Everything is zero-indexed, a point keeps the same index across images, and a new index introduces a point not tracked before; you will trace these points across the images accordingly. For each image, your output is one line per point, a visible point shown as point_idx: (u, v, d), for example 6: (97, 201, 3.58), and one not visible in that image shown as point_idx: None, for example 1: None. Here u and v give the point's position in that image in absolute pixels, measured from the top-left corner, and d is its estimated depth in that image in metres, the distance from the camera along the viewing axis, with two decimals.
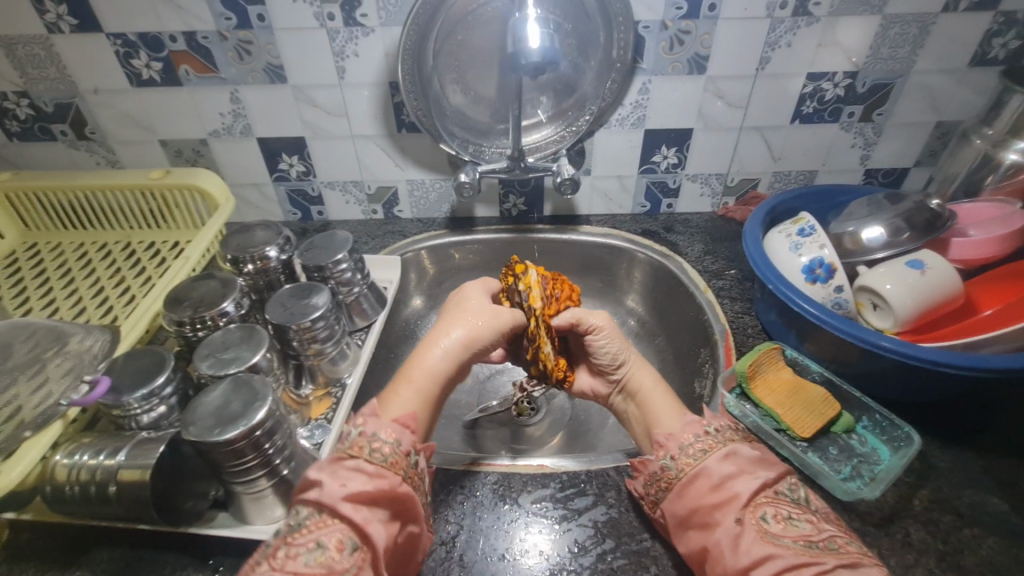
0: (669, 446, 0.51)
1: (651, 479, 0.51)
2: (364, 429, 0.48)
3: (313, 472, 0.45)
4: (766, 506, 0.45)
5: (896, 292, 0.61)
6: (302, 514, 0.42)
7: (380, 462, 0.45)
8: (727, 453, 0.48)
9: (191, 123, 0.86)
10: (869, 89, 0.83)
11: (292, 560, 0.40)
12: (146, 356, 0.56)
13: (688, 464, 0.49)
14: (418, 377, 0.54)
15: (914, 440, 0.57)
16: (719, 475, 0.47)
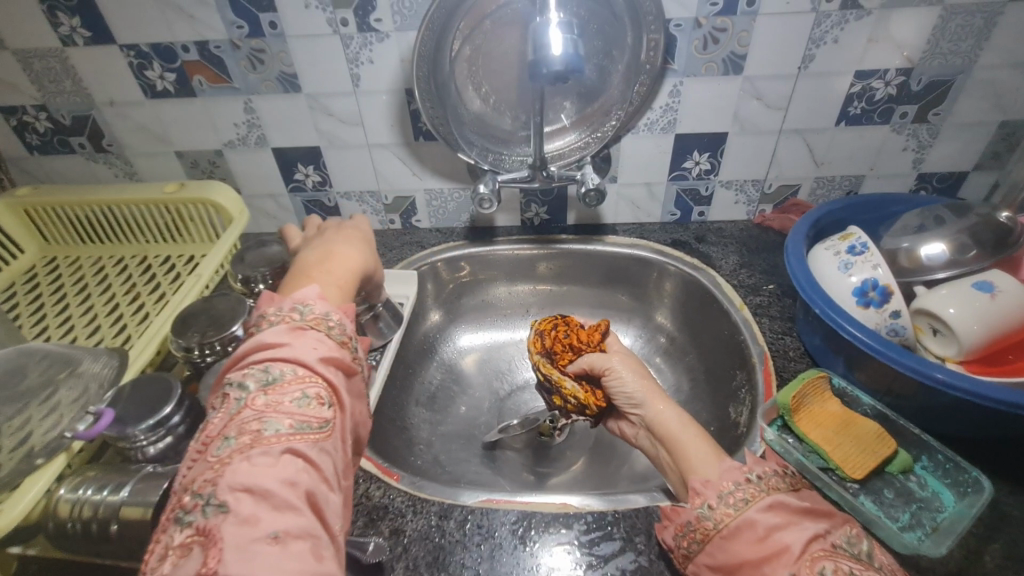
0: (705, 495, 0.46)
1: (683, 531, 0.47)
2: (314, 308, 0.46)
3: (272, 335, 0.42)
4: (825, 561, 0.39)
5: (959, 317, 0.55)
6: (274, 371, 0.40)
7: (336, 338, 0.45)
8: (770, 503, 0.43)
9: (206, 134, 0.85)
10: (926, 87, 0.76)
11: (279, 405, 0.39)
12: (152, 383, 0.54)
13: (728, 514, 0.44)
14: (317, 276, 0.52)
15: (984, 487, 0.50)
16: (765, 526, 0.42)
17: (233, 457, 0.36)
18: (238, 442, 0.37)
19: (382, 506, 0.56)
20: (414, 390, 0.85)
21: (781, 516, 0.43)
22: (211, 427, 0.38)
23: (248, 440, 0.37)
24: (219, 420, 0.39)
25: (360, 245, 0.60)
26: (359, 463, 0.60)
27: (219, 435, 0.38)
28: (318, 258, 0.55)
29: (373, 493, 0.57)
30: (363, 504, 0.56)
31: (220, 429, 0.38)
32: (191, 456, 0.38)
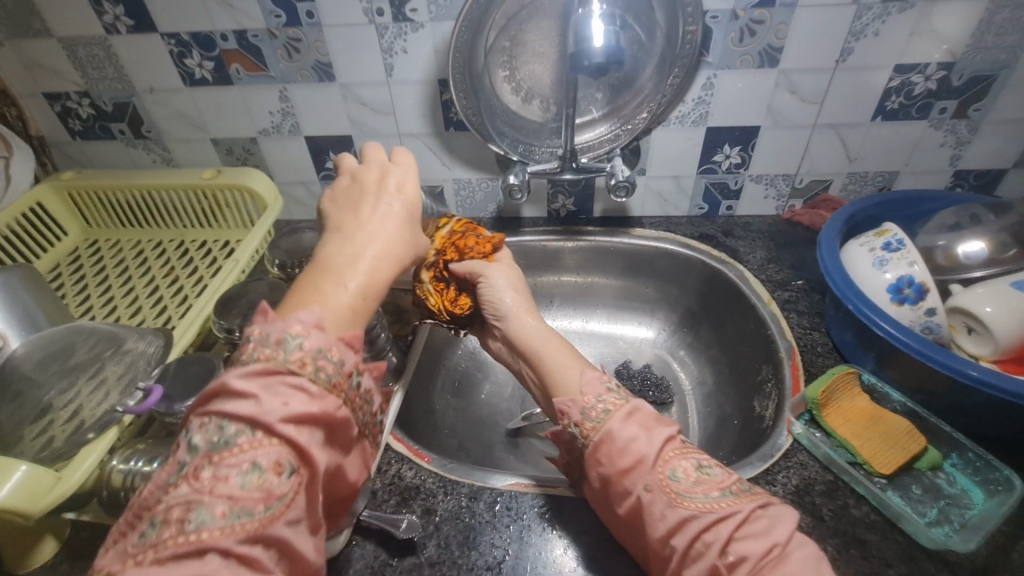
0: (572, 414, 0.51)
1: (568, 447, 0.54)
2: (305, 341, 0.39)
3: (238, 381, 0.36)
4: (676, 461, 0.46)
5: (996, 317, 0.54)
6: (229, 431, 0.35)
7: (323, 383, 0.38)
8: (628, 412, 0.49)
9: (242, 121, 0.87)
10: (968, 82, 0.74)
11: (222, 483, 0.33)
12: (196, 364, 0.56)
13: (592, 428, 0.50)
14: (346, 278, 0.45)
15: (1016, 485, 0.50)
16: (621, 437, 0.48)
17: (157, 545, 0.32)
18: (166, 527, 0.32)
19: (413, 487, 0.58)
20: (440, 375, 0.87)
21: (638, 424, 0.49)
22: (150, 490, 0.34)
23: (175, 527, 0.32)
24: (161, 484, 0.35)
25: (394, 234, 0.49)
26: (392, 444, 0.62)
27: (151, 508, 0.34)
28: (343, 260, 0.46)
29: (405, 473, 0.59)
30: (396, 484, 0.58)
31: (157, 497, 0.34)
32: (125, 526, 0.34)
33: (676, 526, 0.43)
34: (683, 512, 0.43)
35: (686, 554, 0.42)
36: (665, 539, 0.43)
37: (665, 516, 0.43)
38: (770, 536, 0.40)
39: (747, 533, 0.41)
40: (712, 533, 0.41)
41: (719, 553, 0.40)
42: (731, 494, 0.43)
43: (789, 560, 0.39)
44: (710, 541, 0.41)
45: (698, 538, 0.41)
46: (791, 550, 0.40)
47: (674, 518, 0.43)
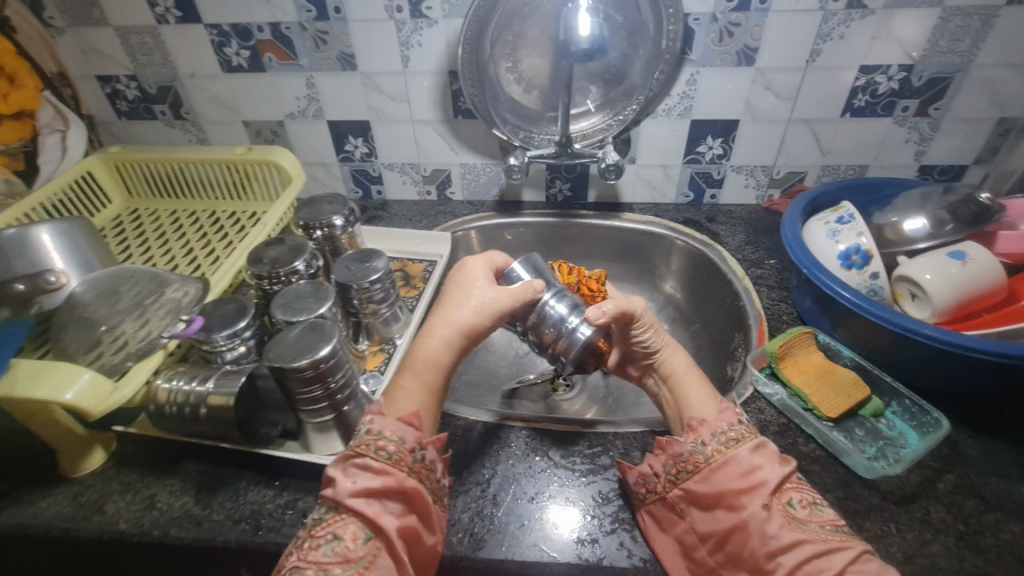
0: (699, 432, 0.54)
1: (674, 459, 0.54)
2: (371, 427, 0.52)
3: (333, 471, 0.50)
4: (791, 493, 0.51)
5: (934, 282, 0.61)
6: (325, 511, 0.49)
7: (386, 459, 0.50)
8: (756, 445, 0.53)
9: (271, 106, 0.96)
10: (927, 82, 0.82)
11: (314, 550, 0.46)
12: (228, 303, 0.65)
13: (719, 451, 0.53)
14: (420, 369, 0.57)
15: (943, 425, 0.57)
16: (748, 463, 0.51)
17: None
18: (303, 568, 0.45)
19: None
20: None
21: (764, 456, 0.52)
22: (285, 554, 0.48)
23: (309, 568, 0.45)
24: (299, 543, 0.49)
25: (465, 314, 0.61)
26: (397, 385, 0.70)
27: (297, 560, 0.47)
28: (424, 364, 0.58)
29: None
30: None
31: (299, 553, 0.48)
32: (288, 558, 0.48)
33: (791, 543, 0.47)
34: (798, 534, 0.47)
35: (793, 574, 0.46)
36: (768, 556, 0.47)
37: (779, 534, 0.47)
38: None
39: (859, 565, 0.45)
40: (824, 560, 0.46)
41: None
42: (838, 529, 0.48)
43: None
44: (824, 563, 0.45)
45: (810, 561, 0.46)
46: None
47: (789, 537, 0.47)
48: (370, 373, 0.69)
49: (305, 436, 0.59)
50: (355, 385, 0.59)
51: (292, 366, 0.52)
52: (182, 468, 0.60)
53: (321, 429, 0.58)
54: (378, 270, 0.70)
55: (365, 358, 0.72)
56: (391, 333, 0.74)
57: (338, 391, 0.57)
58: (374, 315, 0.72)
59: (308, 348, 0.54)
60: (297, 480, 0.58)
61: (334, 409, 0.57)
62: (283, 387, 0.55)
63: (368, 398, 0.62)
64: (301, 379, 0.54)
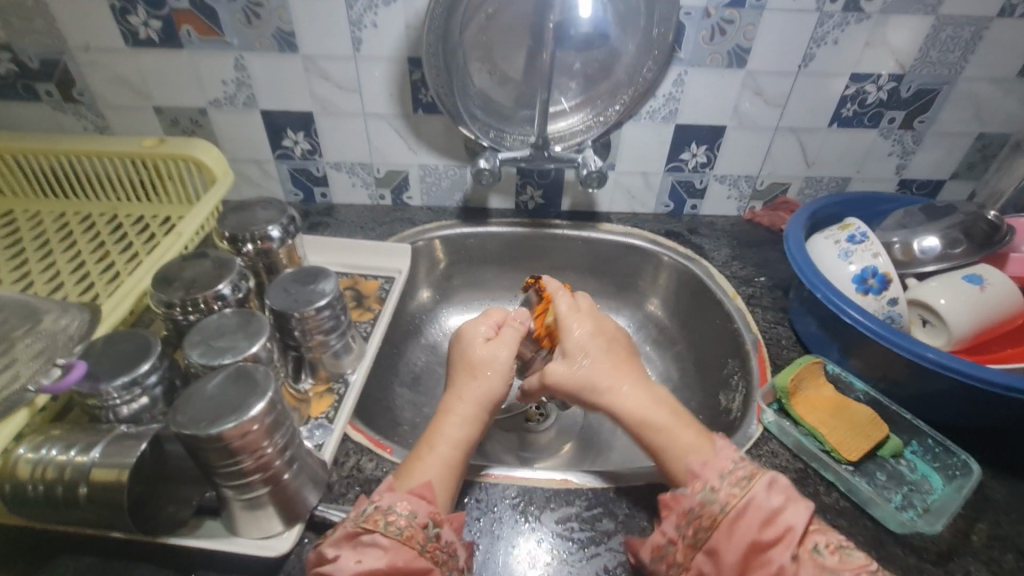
0: (704, 479, 0.46)
1: (686, 518, 0.46)
2: (379, 503, 0.45)
3: (330, 550, 0.42)
4: (815, 536, 0.43)
5: (950, 308, 0.57)
6: None
7: (396, 535, 0.43)
8: (770, 480, 0.45)
9: (191, 90, 0.80)
10: (914, 94, 0.79)
11: None
12: (128, 339, 0.50)
13: (733, 495, 0.45)
14: (440, 445, 0.51)
15: (972, 470, 0.52)
16: (767, 507, 0.43)
17: None
18: None
19: (375, 479, 0.54)
20: (399, 370, 0.82)
21: (782, 493, 0.44)
22: None
23: None
24: None
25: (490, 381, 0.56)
26: (350, 435, 0.57)
27: None
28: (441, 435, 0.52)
29: (364, 465, 0.55)
30: (355, 476, 0.54)
31: None
32: None
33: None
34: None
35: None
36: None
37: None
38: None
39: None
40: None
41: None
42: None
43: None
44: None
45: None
46: None
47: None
48: (316, 422, 0.56)
49: (229, 516, 0.45)
50: (298, 444, 0.47)
51: (209, 433, 0.39)
52: (56, 564, 0.45)
53: (250, 507, 0.45)
54: (327, 294, 0.58)
55: (308, 403, 0.58)
56: (341, 369, 0.61)
57: (275, 457, 0.44)
58: (321, 348, 0.59)
59: (233, 406, 0.41)
60: (216, 574, 0.45)
61: (269, 482, 0.44)
62: (195, 457, 0.42)
63: (315, 459, 0.50)
64: (222, 449, 0.41)
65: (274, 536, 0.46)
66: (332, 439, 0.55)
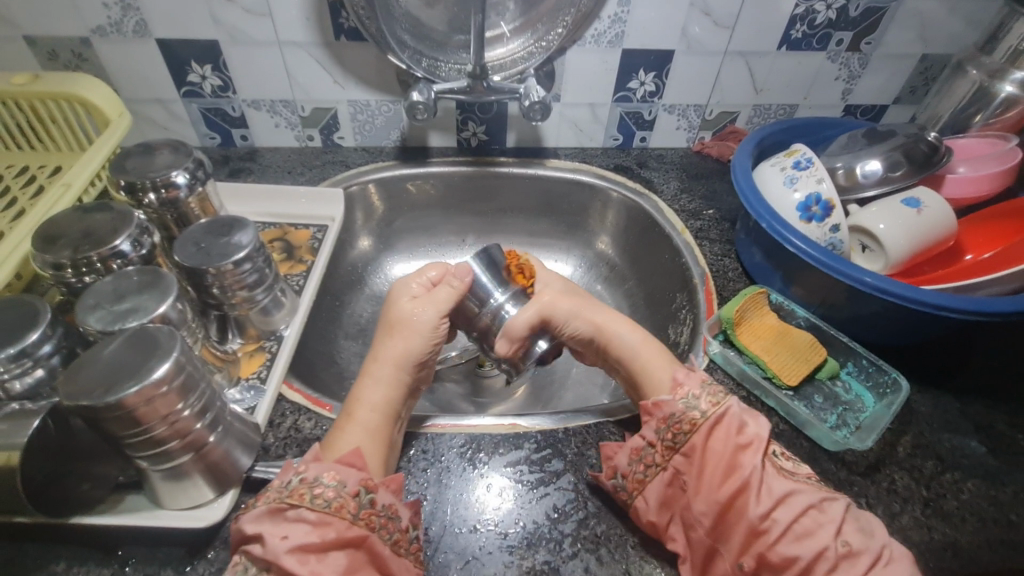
0: (687, 386, 0.48)
1: (666, 423, 0.47)
2: (305, 474, 0.42)
3: (251, 526, 0.40)
4: (772, 447, 0.47)
5: (889, 232, 0.57)
6: (253, 571, 0.39)
7: (323, 507, 0.41)
8: (742, 398, 0.48)
9: (67, 17, 0.68)
10: (862, 13, 0.76)
11: None
12: (13, 307, 0.44)
13: (712, 404, 0.47)
14: (360, 412, 0.48)
15: (902, 387, 0.54)
16: (740, 417, 0.46)
17: None
18: None
19: (314, 438, 0.51)
20: (342, 322, 0.78)
21: (748, 410, 0.47)
22: None
23: None
24: None
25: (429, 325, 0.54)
26: (285, 395, 0.54)
27: None
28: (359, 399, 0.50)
29: (303, 424, 0.52)
30: (293, 437, 0.51)
31: None
32: None
33: (784, 497, 0.43)
34: (790, 485, 0.43)
35: (790, 529, 0.42)
36: (768, 515, 0.42)
37: (774, 488, 0.43)
38: (877, 537, 0.41)
39: (853, 524, 0.42)
40: (821, 512, 0.42)
41: (831, 535, 0.41)
42: (820, 481, 0.45)
43: (898, 562, 0.40)
44: (823, 522, 0.41)
45: (805, 514, 0.42)
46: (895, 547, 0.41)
47: (782, 490, 0.43)
48: (247, 383, 0.53)
49: (150, 488, 0.42)
50: (220, 407, 0.43)
51: (106, 401, 0.35)
52: None
53: (172, 479, 0.42)
54: (244, 246, 0.52)
55: (236, 362, 0.54)
56: (272, 326, 0.57)
57: (193, 422, 0.40)
58: (246, 305, 0.54)
59: (132, 369, 0.37)
60: (145, 548, 0.43)
61: (190, 449, 0.41)
62: (97, 430, 0.38)
63: (243, 421, 0.46)
64: (127, 419, 0.37)
65: (203, 505, 0.43)
66: (265, 400, 0.52)
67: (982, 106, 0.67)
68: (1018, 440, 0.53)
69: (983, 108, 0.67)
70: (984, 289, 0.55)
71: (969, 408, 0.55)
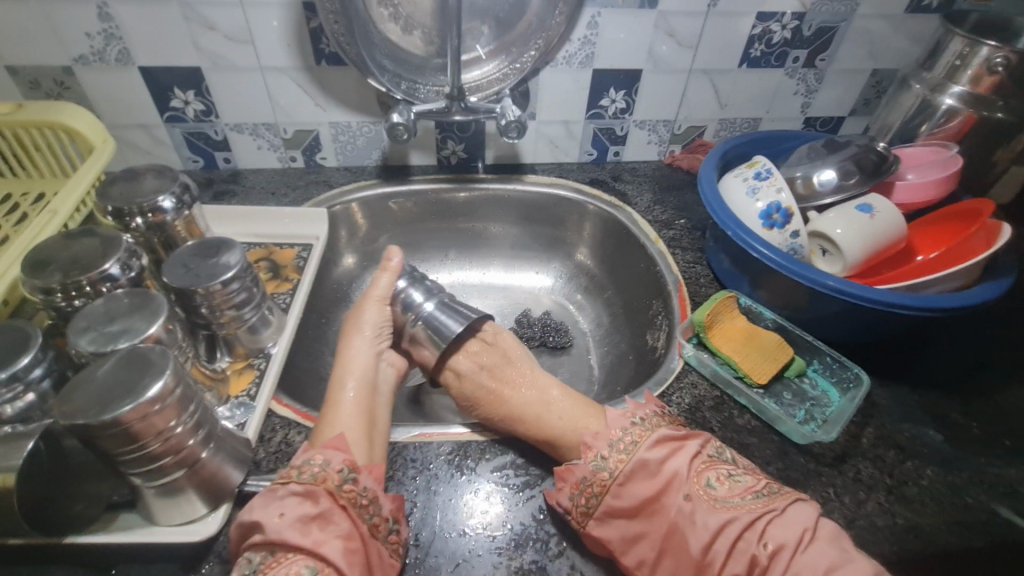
0: (596, 447, 0.50)
1: (579, 488, 0.48)
2: (294, 461, 0.47)
3: (250, 514, 0.43)
4: (708, 470, 0.47)
5: (846, 236, 0.61)
6: (257, 557, 0.41)
7: (309, 480, 0.45)
8: (657, 438, 0.49)
9: (50, 46, 0.69)
10: (815, 32, 0.81)
11: None
12: (4, 333, 0.45)
13: (621, 461, 0.49)
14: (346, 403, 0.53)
15: (863, 381, 0.58)
16: (654, 459, 0.48)
17: None
18: None
19: None
20: (329, 339, 0.79)
21: (668, 445, 0.49)
22: None
23: None
24: None
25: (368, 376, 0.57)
26: (275, 410, 0.55)
27: None
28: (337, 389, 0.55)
29: (293, 439, 0.53)
30: (283, 451, 0.52)
31: None
32: None
33: (718, 528, 0.44)
34: (724, 515, 0.44)
35: (729, 556, 0.43)
36: (706, 548, 0.44)
37: (705, 520, 0.45)
38: (799, 523, 0.43)
39: (780, 523, 0.43)
40: (752, 530, 0.43)
41: (756, 543, 0.43)
42: (760, 492, 0.46)
43: (822, 542, 0.42)
44: (749, 535, 0.43)
45: (738, 537, 0.43)
46: (820, 529, 0.43)
47: (716, 521, 0.44)
48: (237, 401, 0.54)
49: (145, 506, 0.43)
50: (213, 423, 0.44)
51: (101, 420, 0.36)
52: None
53: (168, 496, 0.43)
54: (232, 266, 0.53)
55: (226, 381, 0.55)
56: (260, 344, 0.59)
57: (187, 437, 0.41)
58: (234, 323, 0.56)
59: (127, 388, 0.38)
60: (141, 565, 0.44)
61: (185, 464, 0.42)
62: (92, 449, 0.39)
63: (234, 436, 0.48)
64: (123, 436, 0.38)
65: (197, 520, 0.45)
66: (255, 417, 0.53)
67: (927, 117, 0.72)
68: (971, 426, 0.57)
69: (928, 119, 0.72)
70: (932, 288, 0.59)
71: (927, 398, 0.59)
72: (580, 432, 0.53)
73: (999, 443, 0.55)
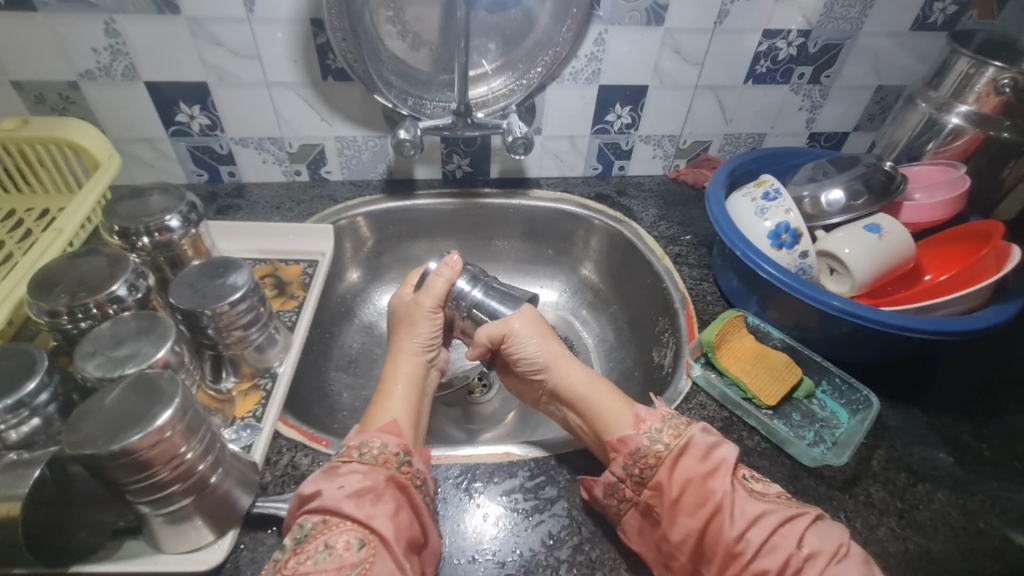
0: (650, 421, 0.50)
1: (633, 458, 0.48)
2: (351, 442, 0.49)
3: (309, 486, 0.45)
4: (743, 470, 0.48)
5: (855, 257, 0.61)
6: (308, 524, 0.42)
7: (372, 460, 0.47)
8: (707, 426, 0.49)
9: (56, 61, 0.69)
10: (821, 49, 0.81)
11: (302, 564, 0.40)
12: (10, 357, 0.45)
13: (675, 436, 0.48)
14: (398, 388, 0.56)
15: (872, 403, 0.58)
16: (705, 444, 0.48)
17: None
18: None
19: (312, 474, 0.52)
20: (333, 354, 0.79)
21: (715, 434, 0.49)
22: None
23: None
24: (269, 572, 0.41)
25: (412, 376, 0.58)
26: (281, 432, 0.55)
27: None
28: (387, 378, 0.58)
29: (300, 461, 0.53)
30: (290, 474, 0.52)
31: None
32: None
33: (755, 518, 0.44)
34: (762, 506, 0.45)
35: (762, 547, 0.43)
36: (741, 536, 0.43)
37: (745, 509, 0.44)
38: (834, 537, 0.43)
39: (815, 532, 0.44)
40: (788, 528, 0.43)
41: (794, 544, 0.42)
42: (790, 498, 0.47)
43: (853, 559, 0.42)
44: (786, 533, 0.43)
45: (775, 531, 0.43)
46: (851, 548, 0.43)
47: (754, 511, 0.44)
48: (243, 423, 0.53)
49: (150, 533, 0.43)
50: (221, 448, 0.44)
51: (110, 450, 0.36)
52: None
53: (173, 523, 0.42)
54: (239, 287, 0.53)
55: (232, 402, 0.55)
56: (266, 363, 0.58)
57: (196, 464, 0.41)
58: (241, 344, 0.55)
59: (136, 417, 0.38)
60: None
61: (191, 491, 0.41)
62: (99, 477, 0.38)
63: (242, 460, 0.47)
64: (132, 465, 0.37)
65: (203, 546, 0.44)
66: (261, 438, 0.52)
67: (934, 136, 0.72)
68: (982, 449, 0.57)
69: (934, 138, 0.72)
70: (941, 310, 0.59)
71: (937, 420, 0.59)
72: (617, 419, 0.52)
73: (1010, 467, 0.55)
